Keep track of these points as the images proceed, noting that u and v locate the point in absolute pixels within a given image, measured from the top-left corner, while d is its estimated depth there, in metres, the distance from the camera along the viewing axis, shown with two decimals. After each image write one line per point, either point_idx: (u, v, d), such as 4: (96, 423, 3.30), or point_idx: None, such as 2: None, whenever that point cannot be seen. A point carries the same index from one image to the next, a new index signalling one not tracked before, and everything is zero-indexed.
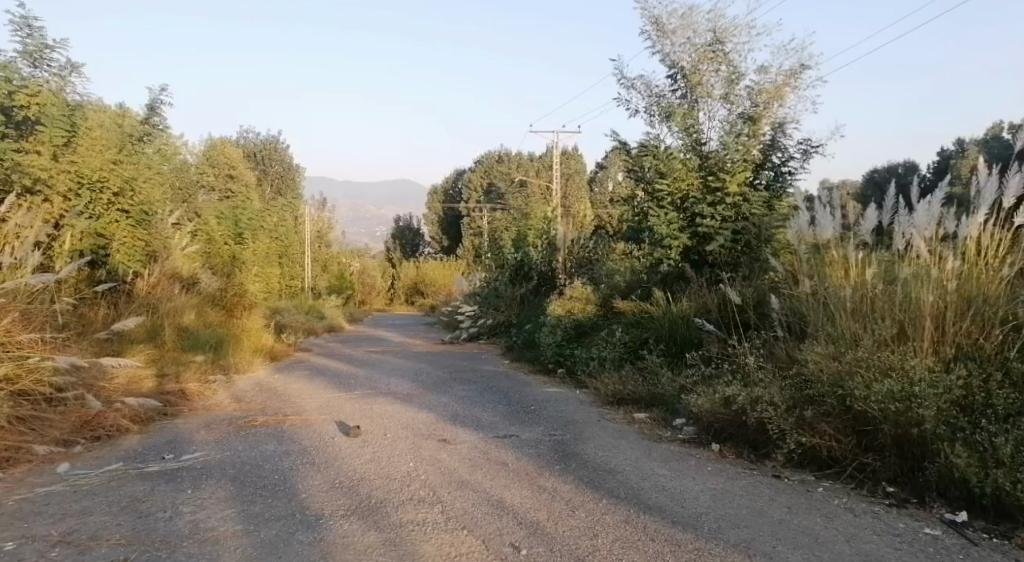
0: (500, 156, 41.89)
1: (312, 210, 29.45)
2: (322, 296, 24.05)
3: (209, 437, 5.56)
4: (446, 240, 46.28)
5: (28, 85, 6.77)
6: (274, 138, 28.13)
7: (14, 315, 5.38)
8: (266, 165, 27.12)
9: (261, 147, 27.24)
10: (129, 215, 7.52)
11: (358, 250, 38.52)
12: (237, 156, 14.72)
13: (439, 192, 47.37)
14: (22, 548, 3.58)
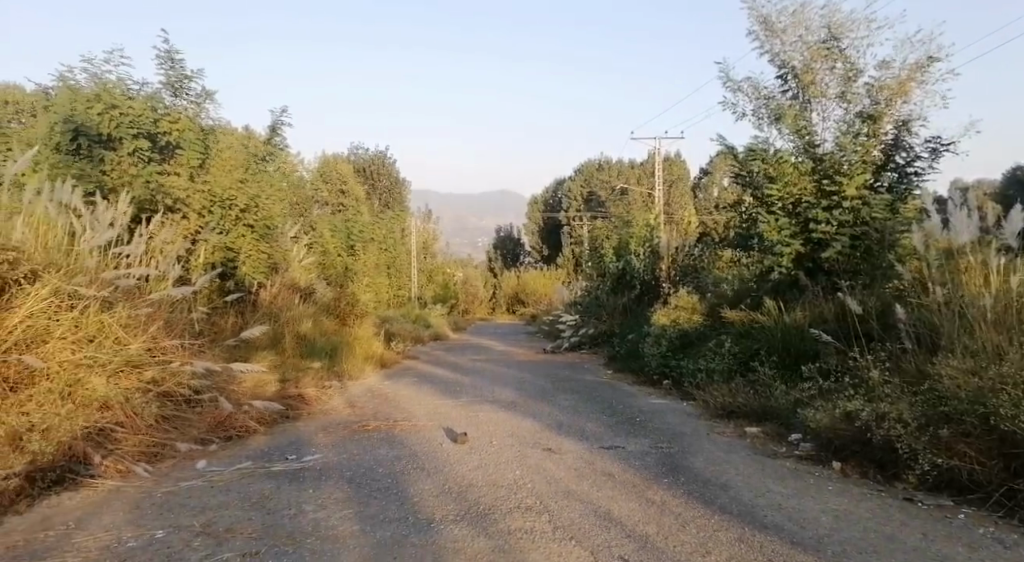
0: (600, 164, 41.71)
1: (419, 221, 30.43)
2: (428, 306, 24.80)
3: (328, 440, 5.88)
4: (547, 249, 46.63)
5: (170, 113, 7.48)
6: (382, 153, 29.28)
7: (160, 323, 5.95)
8: (375, 180, 28.21)
9: (370, 161, 28.48)
10: (255, 230, 8.05)
11: (462, 260, 39.47)
12: (348, 172, 15.48)
13: (539, 201, 47.78)
14: (169, 536, 3.93)
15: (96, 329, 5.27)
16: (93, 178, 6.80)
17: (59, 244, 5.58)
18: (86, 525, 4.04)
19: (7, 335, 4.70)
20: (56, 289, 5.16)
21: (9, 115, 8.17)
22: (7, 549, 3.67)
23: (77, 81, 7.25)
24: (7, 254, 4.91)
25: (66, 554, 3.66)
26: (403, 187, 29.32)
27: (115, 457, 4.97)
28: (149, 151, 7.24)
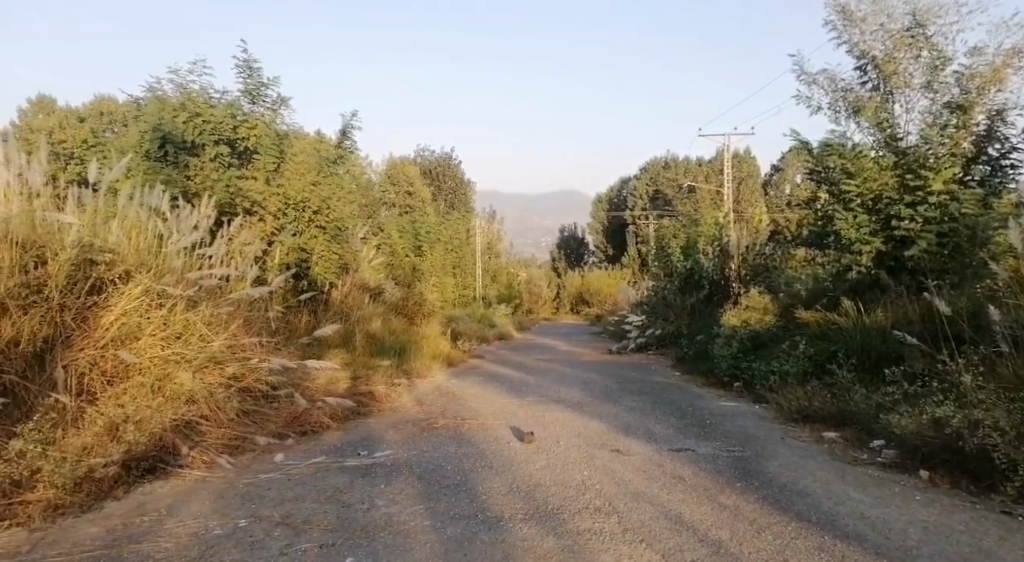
0: (666, 162, 41.06)
1: (484, 222, 30.69)
2: (493, 306, 25.05)
3: (398, 436, 6.00)
4: (611, 249, 46.27)
5: (248, 120, 7.79)
6: (448, 155, 29.67)
7: (240, 321, 6.22)
8: (440, 181, 28.58)
9: (435, 163, 28.92)
10: (327, 231, 8.31)
11: (526, 260, 39.60)
12: (414, 174, 15.76)
13: (604, 200, 47.52)
14: (251, 526, 4.11)
15: (182, 327, 5.56)
16: (178, 183, 7.15)
17: (149, 247, 5.92)
18: (176, 512, 4.27)
19: (104, 333, 5.11)
20: (147, 288, 5.50)
21: (105, 126, 8.74)
22: (107, 532, 3.93)
23: (164, 91, 7.66)
24: (103, 258, 5.40)
25: (158, 539, 3.88)
26: (468, 189, 29.65)
27: (201, 449, 5.24)
28: (228, 157, 7.57)
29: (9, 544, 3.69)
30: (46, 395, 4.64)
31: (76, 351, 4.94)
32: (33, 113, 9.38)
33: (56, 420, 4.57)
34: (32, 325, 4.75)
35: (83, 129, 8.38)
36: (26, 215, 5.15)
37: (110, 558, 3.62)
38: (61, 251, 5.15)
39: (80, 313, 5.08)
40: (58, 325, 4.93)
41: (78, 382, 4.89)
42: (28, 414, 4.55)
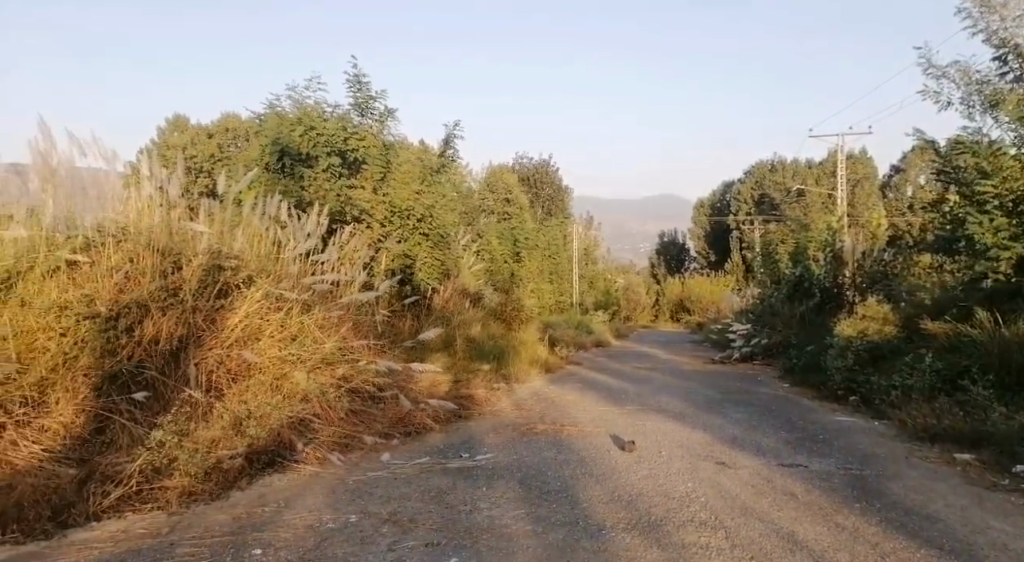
0: (773, 165, 39.46)
1: (582, 228, 30.59)
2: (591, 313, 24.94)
3: (498, 440, 6.07)
4: (713, 254, 44.96)
5: (358, 132, 8.16)
6: (546, 162, 29.82)
7: (350, 324, 6.51)
8: (538, 188, 28.76)
9: (533, 170, 29.15)
10: (429, 238, 8.58)
11: (624, 267, 39.15)
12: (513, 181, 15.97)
13: (705, 205, 46.27)
14: (361, 521, 4.28)
15: (297, 329, 5.90)
16: (294, 193, 7.61)
17: (269, 252, 6.35)
18: (293, 504, 4.52)
19: (230, 334, 5.54)
20: (267, 292, 5.88)
21: (230, 142, 9.41)
22: (233, 520, 4.21)
23: (283, 107, 8.18)
24: (229, 264, 5.84)
25: (278, 529, 4.12)
26: (565, 196, 29.69)
27: (315, 446, 5.51)
28: (340, 167, 7.95)
29: (151, 526, 4.07)
30: (180, 390, 5.11)
31: (205, 350, 5.40)
32: (170, 131, 10.25)
33: (189, 414, 4.99)
34: (169, 325, 5.22)
35: (212, 147, 9.09)
36: (166, 225, 5.71)
37: (236, 544, 3.88)
38: (194, 257, 5.62)
39: (210, 314, 5.52)
40: (190, 326, 5.37)
41: (207, 378, 5.31)
42: (165, 407, 5.00)
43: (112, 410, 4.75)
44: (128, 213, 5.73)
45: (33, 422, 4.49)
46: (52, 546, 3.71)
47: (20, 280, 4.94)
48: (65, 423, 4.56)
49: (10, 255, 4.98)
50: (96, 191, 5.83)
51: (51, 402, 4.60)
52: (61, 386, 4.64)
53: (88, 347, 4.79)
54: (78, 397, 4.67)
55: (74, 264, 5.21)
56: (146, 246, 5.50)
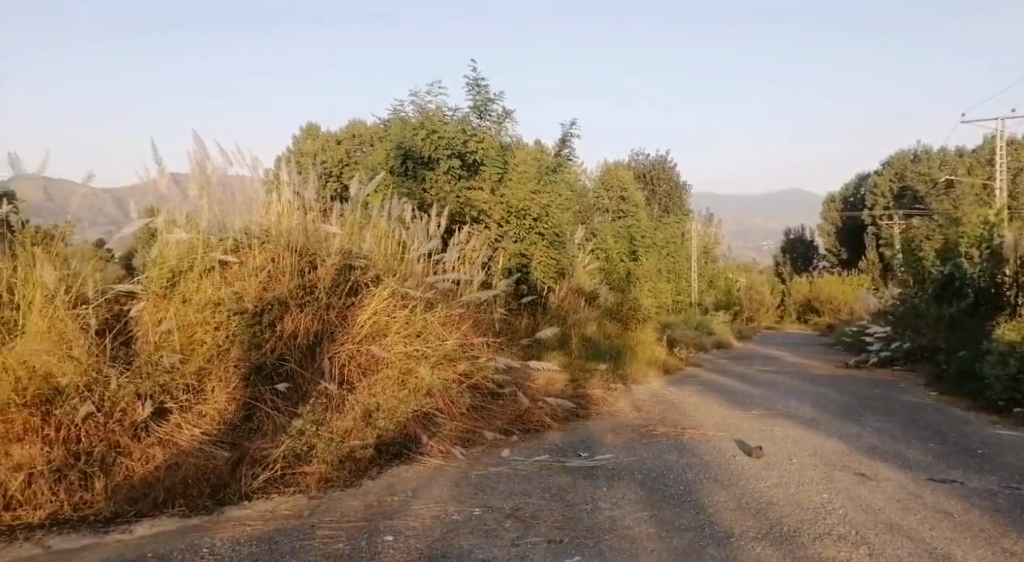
0: (917, 155, 36.42)
1: (701, 225, 29.66)
2: (712, 313, 24.13)
3: (618, 441, 6.01)
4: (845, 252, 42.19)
5: (478, 134, 8.39)
6: (663, 158, 29.17)
7: (470, 322, 6.68)
8: (655, 184, 28.17)
9: (650, 167, 28.52)
10: (545, 237, 8.67)
11: (746, 266, 37.55)
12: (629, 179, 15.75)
13: (837, 200, 43.51)
14: (485, 515, 4.37)
15: (421, 326, 6.12)
16: (417, 195, 7.91)
17: (394, 252, 6.65)
18: (420, 495, 4.69)
19: (359, 330, 5.86)
20: (393, 291, 6.17)
21: (357, 148, 9.89)
22: (365, 506, 4.44)
23: (407, 113, 8.53)
24: (359, 264, 6.19)
25: (406, 517, 4.29)
26: (684, 192, 28.90)
27: (438, 439, 5.70)
28: (459, 169, 8.18)
29: (295, 508, 4.38)
30: (317, 382, 5.45)
31: (338, 345, 5.74)
32: (304, 139, 10.94)
33: (325, 405, 5.35)
34: (306, 321, 5.63)
35: (341, 154, 9.63)
36: (303, 227, 6.15)
37: (370, 530, 4.08)
38: (328, 257, 6.04)
39: (342, 311, 5.88)
40: (324, 322, 5.75)
41: (339, 370, 5.63)
42: (303, 398, 5.35)
43: (258, 399, 5.19)
44: (270, 216, 6.21)
45: (193, 408, 4.94)
46: (213, 521, 4.11)
47: (182, 278, 5.47)
48: (219, 410, 4.99)
49: (172, 258, 5.57)
50: (243, 198, 6.35)
51: (207, 390, 5.06)
52: (215, 376, 5.11)
53: (238, 341, 5.24)
54: (229, 386, 5.11)
55: (225, 264, 5.69)
56: (286, 247, 5.91)
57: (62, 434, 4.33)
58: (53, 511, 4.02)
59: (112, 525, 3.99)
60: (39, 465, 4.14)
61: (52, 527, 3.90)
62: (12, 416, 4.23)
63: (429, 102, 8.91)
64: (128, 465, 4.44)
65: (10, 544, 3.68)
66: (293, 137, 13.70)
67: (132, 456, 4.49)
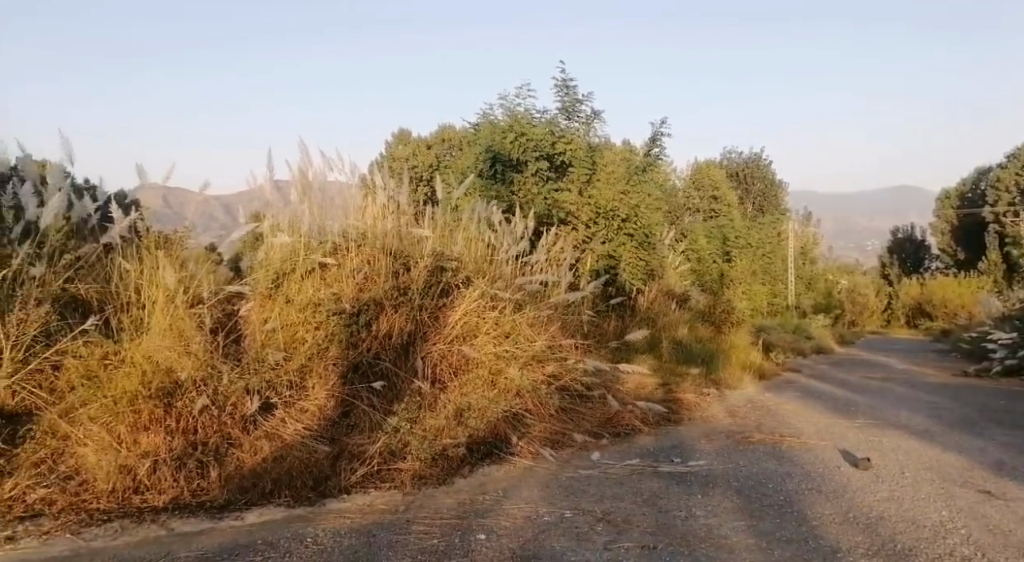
0: None
1: (798, 224, 28.38)
2: (813, 317, 23.00)
3: (712, 447, 5.82)
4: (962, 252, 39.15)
5: (566, 135, 8.46)
6: (757, 156, 28.14)
7: (559, 324, 6.67)
8: (749, 183, 27.20)
9: (743, 166, 27.58)
10: (634, 238, 8.53)
11: (849, 267, 35.60)
12: (722, 177, 15.33)
13: (953, 196, 40.48)
14: (576, 517, 4.33)
15: (510, 328, 6.19)
16: (505, 198, 7.98)
17: (483, 254, 6.75)
18: (511, 495, 4.72)
19: (451, 331, 6.00)
20: (483, 292, 6.27)
21: (447, 152, 10.11)
22: (458, 504, 4.51)
23: (495, 117, 8.65)
24: (450, 266, 6.33)
25: (498, 517, 4.33)
26: (780, 191, 27.74)
27: (528, 440, 5.71)
28: (547, 171, 8.25)
29: (390, 503, 4.50)
30: (410, 381, 5.60)
31: (430, 345, 5.88)
32: (396, 144, 11.27)
33: (418, 403, 5.49)
34: (400, 322, 5.82)
35: (432, 159, 9.89)
36: (397, 230, 6.39)
37: (463, 527, 4.15)
38: (420, 259, 6.23)
39: (434, 312, 6.04)
40: (418, 322, 5.92)
41: (432, 370, 5.77)
42: (397, 396, 5.51)
43: (355, 396, 5.39)
44: (366, 219, 6.47)
45: (296, 403, 5.19)
46: (316, 512, 4.31)
47: (286, 279, 5.77)
48: (319, 406, 5.21)
49: (277, 260, 5.85)
50: (342, 202, 6.65)
51: (309, 387, 5.30)
52: (316, 373, 5.34)
53: (337, 340, 5.47)
54: (328, 383, 5.33)
55: (324, 266, 5.97)
56: (381, 250, 6.15)
57: (182, 424, 4.66)
58: (175, 496, 4.33)
59: (227, 511, 4.25)
60: (163, 453, 4.47)
61: (174, 511, 4.20)
62: (140, 406, 4.57)
63: (518, 105, 9.03)
64: (240, 456, 4.70)
65: (139, 524, 3.99)
66: (386, 143, 14.17)
67: (242, 447, 4.76)
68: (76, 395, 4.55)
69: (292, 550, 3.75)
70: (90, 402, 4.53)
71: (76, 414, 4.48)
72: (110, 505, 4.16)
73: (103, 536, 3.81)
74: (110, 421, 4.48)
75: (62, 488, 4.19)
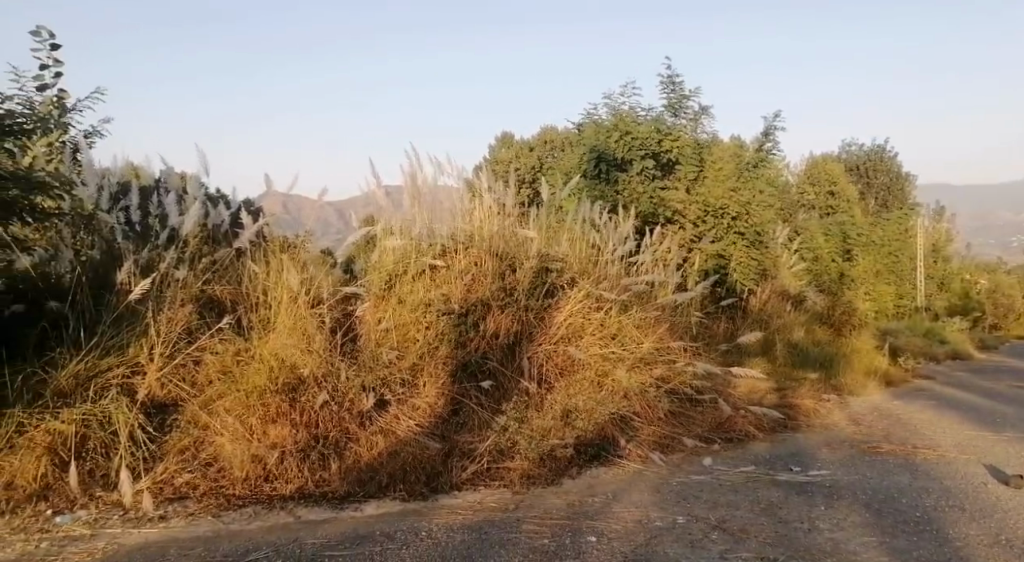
0: None
1: (928, 219, 26.28)
2: (946, 320, 21.20)
3: (835, 457, 5.49)
4: None
5: (672, 132, 8.28)
6: (881, 147, 26.34)
7: (667, 326, 6.53)
8: (871, 177, 25.50)
9: (866, 159, 25.88)
10: (745, 237, 8.23)
11: (987, 266, 32.56)
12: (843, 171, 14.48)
13: None
14: (690, 524, 4.21)
15: (616, 329, 6.15)
16: (610, 197, 7.89)
17: (589, 255, 6.75)
18: (620, 498, 4.65)
19: (557, 331, 6.03)
20: (588, 293, 6.28)
21: (549, 154, 10.13)
22: (567, 505, 4.51)
23: (600, 117, 8.64)
24: (555, 267, 6.39)
25: (608, 519, 4.28)
26: (908, 184, 25.79)
27: (637, 443, 5.57)
28: (653, 169, 8.12)
29: (501, 501, 4.56)
30: (517, 381, 5.67)
31: (536, 345, 5.93)
32: (499, 148, 11.39)
33: (526, 403, 5.53)
34: (506, 322, 5.91)
35: (535, 162, 9.94)
36: (503, 231, 6.51)
37: (572, 528, 4.14)
38: (526, 260, 6.30)
39: (539, 313, 6.09)
40: (524, 322, 5.99)
41: (538, 370, 5.81)
42: (505, 395, 5.59)
43: (464, 395, 5.51)
44: (472, 222, 6.63)
45: (408, 401, 5.36)
46: (429, 507, 4.44)
47: (398, 280, 6.02)
48: (430, 403, 5.35)
49: (389, 263, 6.11)
50: (450, 206, 6.83)
51: (420, 385, 5.46)
52: (427, 371, 5.51)
53: (446, 339, 5.64)
54: (439, 382, 5.48)
55: (434, 268, 6.18)
56: (488, 251, 6.29)
57: (305, 418, 4.93)
58: (300, 486, 4.57)
59: (348, 502, 4.46)
60: (289, 445, 4.74)
61: (300, 499, 4.45)
62: (268, 400, 4.88)
63: (622, 104, 8.97)
64: (357, 450, 4.91)
65: (270, 511, 4.27)
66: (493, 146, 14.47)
67: (360, 442, 4.97)
68: (214, 389, 4.94)
69: (409, 543, 3.88)
70: (225, 395, 4.91)
71: (214, 406, 4.86)
72: (244, 492, 4.45)
73: (239, 520, 4.11)
74: (242, 413, 4.81)
75: (203, 474, 4.53)
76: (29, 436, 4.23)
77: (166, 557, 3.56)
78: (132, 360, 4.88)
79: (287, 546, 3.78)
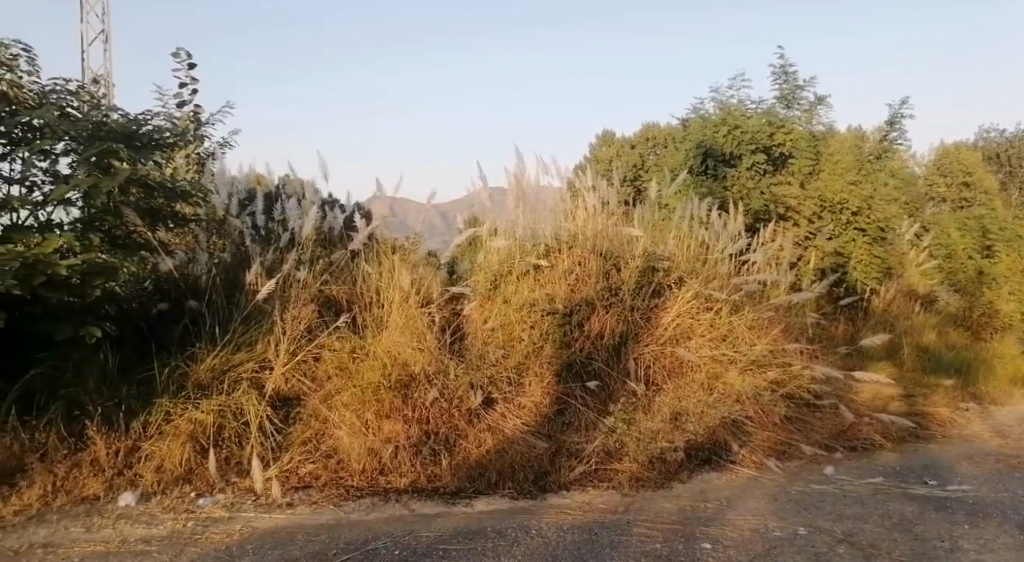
0: None
1: None
2: None
3: (976, 471, 5.04)
4: None
5: (785, 125, 7.95)
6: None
7: (781, 327, 6.26)
8: (1014, 165, 23.32)
9: (1007, 146, 23.66)
10: (866, 233, 7.77)
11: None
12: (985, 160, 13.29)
13: None
14: (813, 535, 3.99)
15: (727, 330, 5.98)
16: (718, 194, 7.68)
17: (698, 255, 6.60)
18: (734, 505, 4.48)
19: (664, 331, 5.92)
20: (697, 292, 6.15)
21: (652, 151, 9.93)
22: (679, 510, 4.39)
23: (706, 112, 8.47)
24: (662, 266, 6.27)
25: (723, 526, 4.14)
26: None
27: (751, 448, 5.33)
28: (765, 164, 7.81)
29: (610, 503, 4.52)
30: (623, 382, 5.61)
31: (643, 346, 5.84)
32: (601, 146, 11.27)
33: (633, 404, 5.44)
34: (612, 322, 5.86)
35: (637, 160, 9.78)
36: (608, 230, 6.48)
37: (685, 533, 4.02)
38: (632, 259, 6.23)
39: (646, 312, 6.00)
40: (630, 322, 5.91)
41: (645, 371, 5.72)
42: (612, 396, 5.53)
43: (570, 395, 5.50)
44: (576, 221, 6.63)
45: (515, 399, 5.41)
46: (538, 505, 4.46)
47: (503, 280, 6.15)
48: (536, 403, 5.38)
49: (495, 263, 6.27)
50: (554, 205, 6.86)
51: (526, 384, 5.51)
52: (533, 370, 5.56)
53: (551, 339, 5.67)
54: (544, 381, 5.50)
55: (538, 268, 6.26)
56: (592, 251, 6.27)
57: (417, 414, 5.09)
58: (413, 480, 4.71)
59: (459, 498, 4.56)
60: (402, 440, 4.90)
61: (414, 493, 4.59)
62: (382, 395, 5.08)
63: (731, 98, 8.75)
64: (467, 447, 5.01)
65: (386, 502, 4.43)
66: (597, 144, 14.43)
67: (469, 438, 5.07)
68: (333, 384, 5.20)
69: (520, 540, 3.91)
70: (343, 390, 5.16)
71: (332, 401, 5.11)
72: (361, 483, 4.64)
73: (358, 510, 4.30)
74: (359, 408, 5.03)
75: (325, 465, 4.77)
76: (174, 423, 4.61)
77: (294, 541, 3.78)
78: (260, 356, 5.21)
79: (403, 537, 3.91)
